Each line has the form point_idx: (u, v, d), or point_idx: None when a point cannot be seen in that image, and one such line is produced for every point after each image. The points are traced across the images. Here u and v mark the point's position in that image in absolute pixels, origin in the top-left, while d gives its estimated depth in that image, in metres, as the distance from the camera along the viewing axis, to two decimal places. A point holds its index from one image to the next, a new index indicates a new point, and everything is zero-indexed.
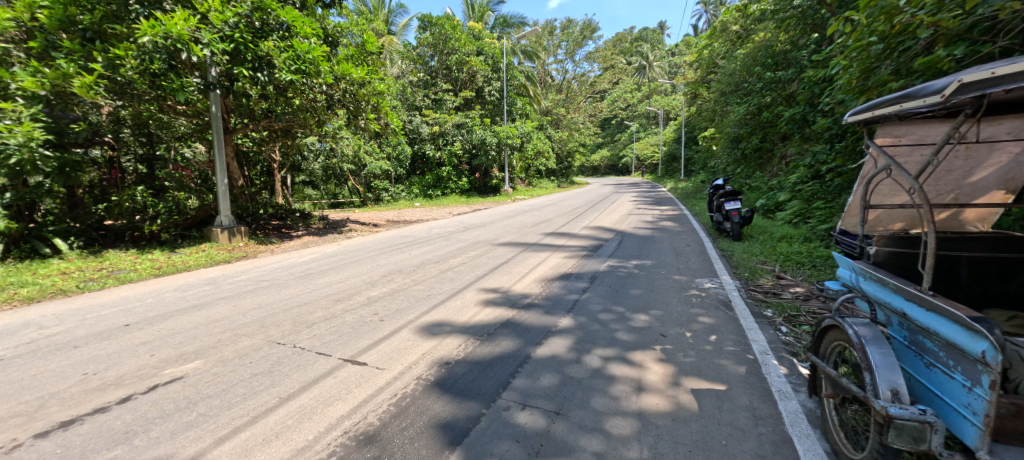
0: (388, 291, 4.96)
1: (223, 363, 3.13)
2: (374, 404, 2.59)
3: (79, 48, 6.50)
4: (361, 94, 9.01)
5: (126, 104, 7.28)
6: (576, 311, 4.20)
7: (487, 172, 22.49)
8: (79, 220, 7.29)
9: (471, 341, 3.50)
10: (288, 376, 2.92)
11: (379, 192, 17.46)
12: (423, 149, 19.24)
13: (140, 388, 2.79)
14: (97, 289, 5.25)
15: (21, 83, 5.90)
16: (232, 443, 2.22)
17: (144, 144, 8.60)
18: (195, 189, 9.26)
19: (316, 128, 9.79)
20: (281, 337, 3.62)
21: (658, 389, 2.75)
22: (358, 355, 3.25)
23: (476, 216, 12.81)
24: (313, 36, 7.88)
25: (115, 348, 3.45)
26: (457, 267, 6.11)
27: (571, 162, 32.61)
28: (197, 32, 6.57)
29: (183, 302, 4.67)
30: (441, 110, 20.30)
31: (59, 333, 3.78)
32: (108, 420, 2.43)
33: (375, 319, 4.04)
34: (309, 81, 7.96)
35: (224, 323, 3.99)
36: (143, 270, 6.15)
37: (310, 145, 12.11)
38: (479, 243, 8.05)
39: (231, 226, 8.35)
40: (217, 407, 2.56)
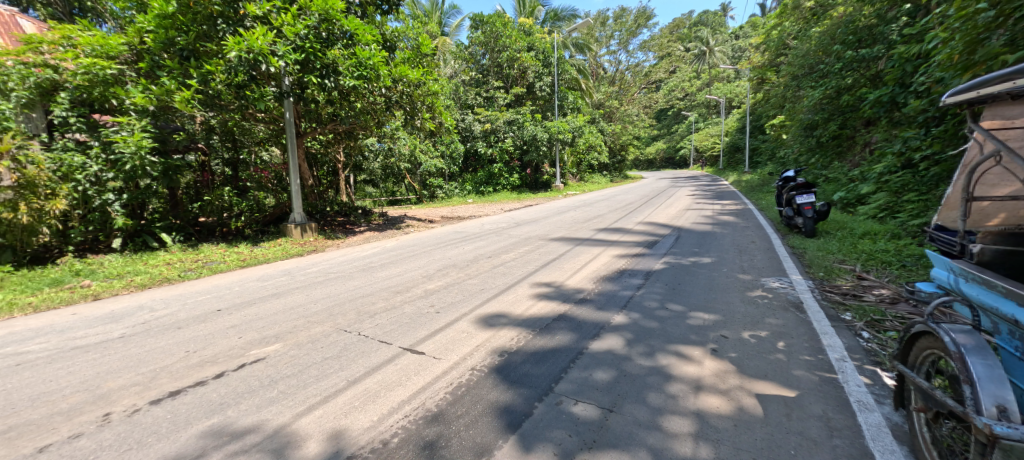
0: (444, 285, 5.14)
1: (299, 347, 3.42)
2: (432, 391, 2.71)
3: (179, 66, 7.39)
4: (417, 95, 9.43)
5: (216, 114, 8.08)
6: (629, 307, 4.12)
7: (538, 168, 22.41)
8: (180, 217, 8.22)
9: (526, 334, 3.55)
10: (352, 362, 3.12)
11: (433, 190, 18.03)
12: (475, 147, 19.68)
13: (231, 366, 3.12)
14: (194, 278, 5.92)
15: (134, 99, 6.82)
16: (309, 418, 2.45)
17: (230, 149, 9.21)
18: (272, 188, 9.94)
19: (377, 129, 10.27)
20: (347, 325, 3.88)
21: (718, 390, 2.64)
22: (416, 345, 3.41)
23: (529, 212, 12.85)
24: (373, 42, 8.29)
25: (209, 330, 3.86)
26: (509, 262, 6.19)
27: (625, 156, 31.59)
28: (273, 45, 7.19)
29: (264, 291, 5.14)
30: (492, 107, 20.57)
31: (166, 316, 4.31)
32: (206, 393, 2.74)
33: (431, 311, 4.20)
34: (371, 85, 8.42)
35: (298, 311, 4.33)
36: (230, 261, 6.86)
37: (370, 145, 12.81)
38: (532, 239, 8.12)
39: (303, 222, 9.00)
40: (294, 386, 2.80)
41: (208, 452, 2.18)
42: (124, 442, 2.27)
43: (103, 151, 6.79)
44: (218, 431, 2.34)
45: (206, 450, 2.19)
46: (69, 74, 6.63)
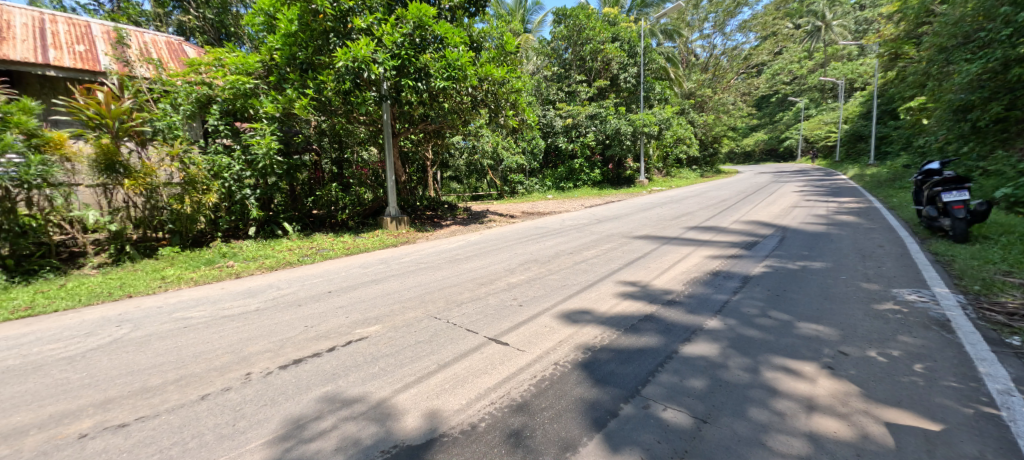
0: (527, 279, 5.21)
1: (395, 329, 3.70)
2: (517, 382, 2.76)
3: (299, 77, 8.33)
4: (501, 93, 9.63)
5: (327, 118, 9.05)
6: (725, 312, 3.81)
7: (621, 163, 21.66)
8: (298, 210, 9.38)
9: (611, 332, 3.46)
10: (442, 347, 3.30)
11: (514, 186, 18.27)
12: (556, 142, 19.58)
13: (339, 341, 3.49)
14: (309, 262, 6.73)
15: (266, 108, 7.91)
16: (405, 395, 2.64)
17: (337, 149, 10.07)
18: (371, 185, 10.67)
19: (463, 128, 10.69)
20: (437, 312, 4.12)
21: (836, 412, 2.34)
22: (500, 335, 3.50)
23: (611, 209, 12.49)
24: (462, 44, 8.60)
25: (321, 308, 4.36)
26: (592, 259, 6.08)
27: (719, 148, 28.99)
28: (374, 53, 7.83)
29: (365, 276, 5.66)
30: (574, 102, 20.26)
31: (288, 294, 4.95)
32: (320, 363, 3.10)
33: (515, 303, 4.29)
34: (459, 86, 8.77)
35: (394, 296, 4.70)
36: (337, 249, 7.64)
37: (456, 143, 13.36)
38: (614, 236, 7.89)
39: (397, 216, 9.71)
40: (392, 364, 3.04)
41: (324, 415, 2.48)
42: (260, 399, 2.67)
43: (243, 153, 7.95)
44: (332, 398, 2.64)
45: (322, 413, 2.49)
46: (219, 89, 7.85)
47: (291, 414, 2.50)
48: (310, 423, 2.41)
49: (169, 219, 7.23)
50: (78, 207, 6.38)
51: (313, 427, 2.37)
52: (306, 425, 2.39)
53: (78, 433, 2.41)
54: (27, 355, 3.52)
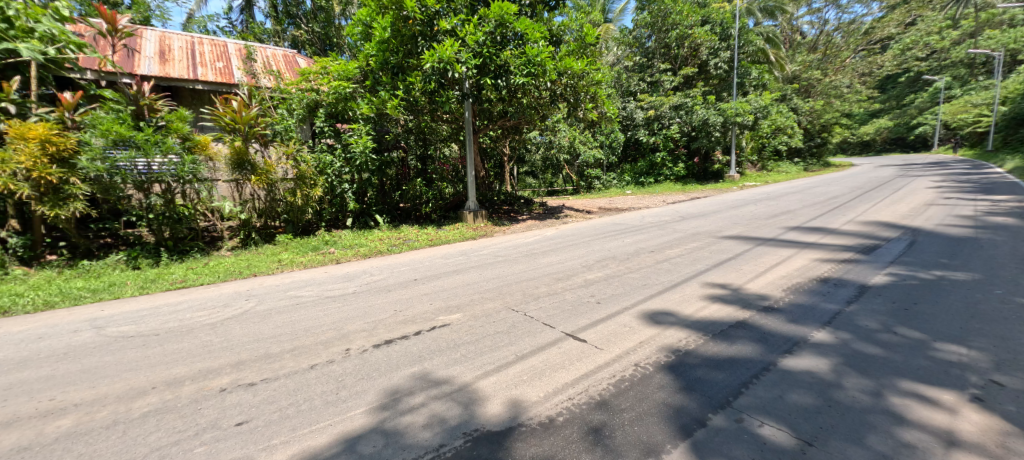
0: (605, 276, 5.08)
1: (475, 318, 3.83)
2: (595, 379, 2.70)
3: (391, 80, 8.95)
4: (581, 86, 9.45)
5: (414, 117, 9.58)
6: (836, 325, 3.38)
7: (709, 156, 20.17)
8: (386, 203, 9.83)
9: (698, 336, 3.24)
10: (520, 339, 3.34)
11: (591, 181, 17.87)
12: (636, 135, 18.78)
13: (424, 327, 3.70)
14: (397, 252, 7.23)
15: (362, 110, 8.64)
16: (485, 382, 2.72)
17: (421, 145, 10.32)
18: (451, 180, 10.89)
19: (541, 122, 10.69)
20: (515, 305, 4.19)
21: (986, 453, 1.96)
22: (579, 331, 3.45)
23: (697, 205, 11.70)
24: (541, 39, 8.60)
25: (408, 294, 4.65)
26: (675, 258, 5.74)
27: (829, 137, 25.07)
28: (458, 53, 8.12)
29: (447, 266, 5.92)
30: (658, 92, 19.22)
31: (380, 279, 5.36)
32: (408, 346, 3.31)
33: (592, 300, 4.20)
34: (537, 81, 8.76)
35: (473, 286, 4.86)
36: (422, 240, 8.10)
37: (533, 137, 13.41)
38: (701, 234, 7.39)
39: (476, 209, 10.01)
40: (472, 352, 3.15)
41: (414, 392, 2.66)
42: (358, 373, 2.93)
43: (343, 151, 8.76)
44: (420, 377, 2.82)
45: (412, 390, 2.68)
46: (324, 94, 8.72)
47: (385, 388, 2.71)
48: (402, 398, 2.60)
49: (284, 210, 8.15)
50: (217, 198, 7.49)
51: (405, 402, 2.56)
52: (398, 400, 2.59)
53: (219, 387, 2.84)
54: (181, 319, 4.22)
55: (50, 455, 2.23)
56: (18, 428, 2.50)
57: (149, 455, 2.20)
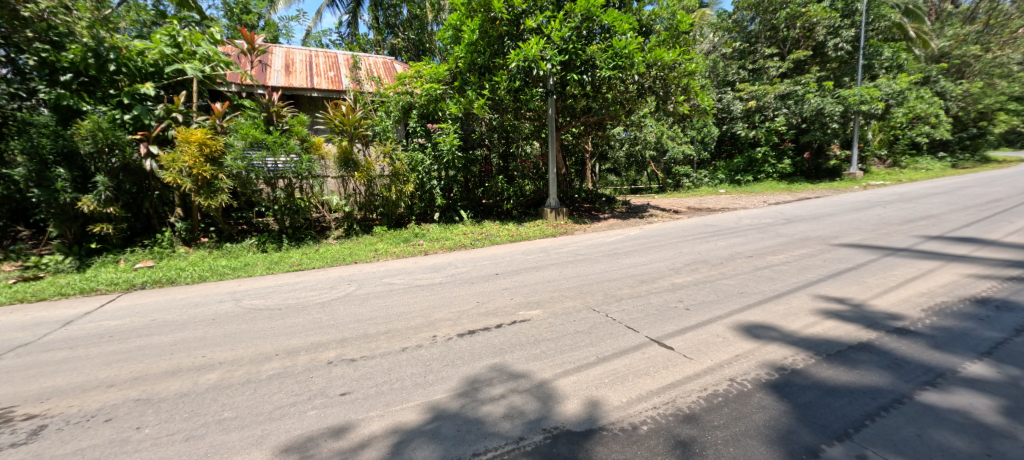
0: (695, 281, 4.74)
1: (555, 316, 3.82)
2: (683, 391, 2.54)
3: (478, 80, 9.21)
4: (672, 78, 8.94)
5: (498, 116, 9.78)
6: (997, 358, 2.79)
7: (821, 151, 17.86)
8: (470, 200, 10.18)
9: (807, 356, 2.89)
10: (601, 341, 3.25)
11: (679, 178, 16.52)
12: (733, 129, 17.23)
13: (505, 320, 3.77)
14: (479, 246, 7.49)
15: (451, 110, 9.08)
16: (565, 381, 2.69)
17: (503, 143, 10.50)
18: (532, 177, 10.91)
19: (626, 118, 10.29)
20: (596, 305, 4.09)
21: None
22: (665, 338, 3.27)
23: (804, 207, 10.44)
24: (630, 30, 8.30)
25: (490, 288, 4.78)
26: (778, 266, 5.18)
27: (992, 126, 20.44)
28: (543, 50, 8.13)
29: (527, 263, 5.97)
30: (761, 81, 17.39)
31: (463, 272, 5.58)
32: (489, 338, 3.40)
33: (680, 306, 3.95)
34: (624, 75, 8.44)
35: (553, 283, 4.85)
36: (503, 236, 8.28)
37: (617, 133, 12.98)
38: (810, 240, 6.57)
39: (557, 207, 9.97)
40: (552, 349, 3.14)
41: (494, 382, 2.72)
42: (444, 359, 3.08)
43: (433, 150, 9.30)
44: (500, 369, 2.89)
45: (493, 380, 2.75)
46: (417, 96, 9.29)
47: (467, 376, 2.82)
48: (483, 387, 2.68)
49: (380, 204, 8.81)
50: (327, 192, 8.36)
51: (485, 392, 2.63)
52: (480, 388, 2.66)
53: (326, 360, 3.17)
54: (297, 297, 4.79)
55: (203, 402, 2.67)
56: (180, 376, 3.03)
57: (271, 412, 2.53)
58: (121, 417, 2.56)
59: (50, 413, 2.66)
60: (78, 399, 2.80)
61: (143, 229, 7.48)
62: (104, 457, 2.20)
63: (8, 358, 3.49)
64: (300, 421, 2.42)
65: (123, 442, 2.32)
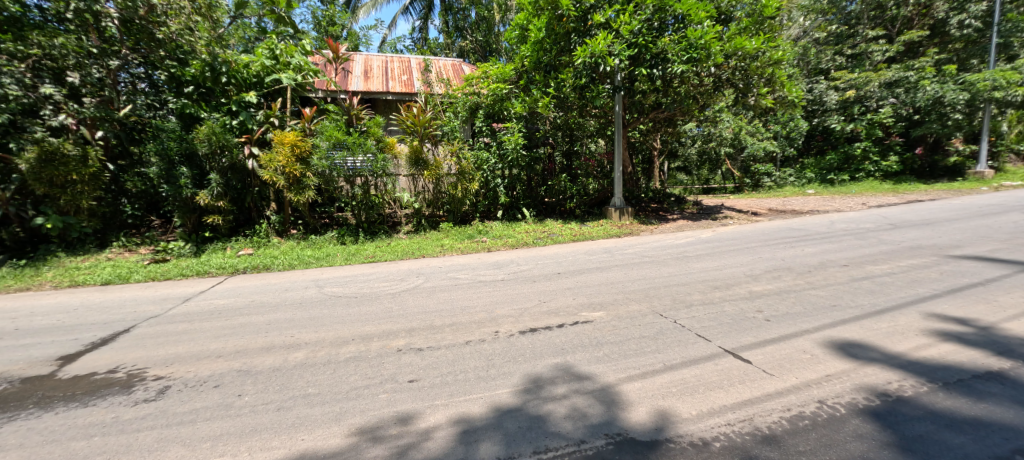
0: (776, 289, 4.35)
1: (619, 319, 3.70)
2: (762, 409, 2.33)
3: (544, 78, 9.19)
4: (754, 68, 8.29)
5: (563, 113, 9.69)
6: None
7: (936, 146, 15.55)
8: (533, 198, 10.18)
9: (917, 383, 2.52)
10: (669, 348, 3.10)
11: (759, 177, 15.19)
12: (826, 123, 15.40)
13: (567, 320, 3.72)
14: (542, 244, 7.48)
15: (516, 109, 9.21)
16: (629, 387, 2.59)
17: (568, 141, 10.37)
18: (597, 176, 10.61)
19: (700, 113, 9.72)
20: (663, 310, 3.90)
21: None
22: (741, 349, 3.04)
23: (913, 212, 9.16)
24: (706, 19, 7.86)
25: (552, 287, 4.75)
26: (878, 277, 4.60)
27: None
28: (611, 46, 7.91)
29: (590, 263, 5.85)
30: (863, 67, 15.46)
31: (525, 270, 5.59)
32: (551, 337, 3.37)
33: (759, 316, 3.64)
34: (699, 67, 7.97)
35: (618, 285, 4.70)
36: (565, 235, 8.19)
37: (689, 129, 12.29)
38: (920, 249, 5.76)
39: (622, 206, 9.66)
40: (615, 353, 3.05)
41: (557, 382, 2.70)
42: (506, 354, 3.11)
43: (497, 148, 9.48)
44: (563, 369, 2.85)
45: (556, 379, 2.73)
46: (484, 96, 9.47)
47: (530, 373, 2.82)
48: (546, 386, 2.67)
49: (447, 201, 9.09)
50: (398, 190, 8.81)
51: (548, 390, 2.61)
52: (542, 386, 2.65)
53: (397, 347, 3.34)
54: (371, 287, 5.10)
55: (292, 377, 2.94)
56: (273, 353, 3.35)
57: (348, 391, 2.71)
58: (226, 384, 2.89)
59: (173, 375, 3.07)
60: (194, 366, 3.20)
61: (245, 221, 8.32)
62: (213, 418, 2.49)
63: (142, 327, 4.08)
64: (373, 402, 2.57)
65: (228, 407, 2.61)
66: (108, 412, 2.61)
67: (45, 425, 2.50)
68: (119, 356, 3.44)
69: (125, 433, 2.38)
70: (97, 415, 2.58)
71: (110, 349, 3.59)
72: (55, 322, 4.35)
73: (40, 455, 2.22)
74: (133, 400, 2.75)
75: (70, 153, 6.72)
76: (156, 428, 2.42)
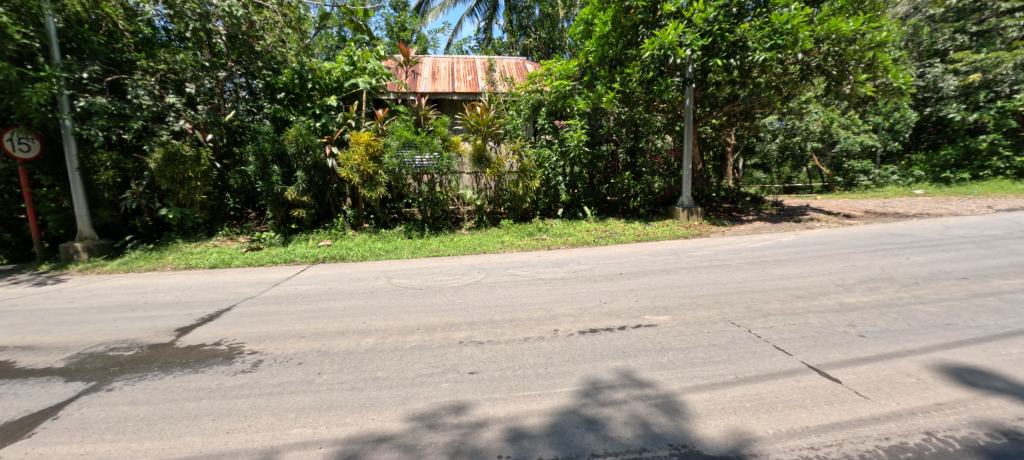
0: (873, 303, 3.85)
1: (686, 324, 3.48)
2: (854, 434, 2.06)
3: (609, 74, 8.93)
4: (850, 53, 7.43)
5: (628, 109, 9.37)
6: None
7: None
8: (594, 196, 9.93)
9: None
10: (742, 359, 2.85)
11: (854, 176, 13.46)
12: (942, 112, 13.28)
13: (630, 323, 3.57)
14: (603, 244, 7.27)
15: (579, 106, 9.07)
16: (696, 397, 2.42)
17: (632, 138, 9.99)
18: (664, 174, 10.10)
19: (783, 105, 8.92)
20: (736, 318, 3.60)
21: None
22: (828, 366, 2.72)
23: None
24: (793, 2, 7.22)
25: (613, 288, 4.58)
26: (1007, 294, 3.90)
27: None
28: (682, 36, 7.48)
29: (655, 264, 5.57)
30: (995, 45, 13.20)
31: (586, 269, 5.46)
32: (612, 339, 3.25)
33: (851, 331, 3.24)
34: (784, 54, 7.33)
35: (685, 289, 4.43)
36: (628, 234, 7.89)
37: (770, 122, 11.33)
38: None
39: (690, 206, 9.12)
40: (682, 360, 2.86)
41: (616, 387, 2.58)
42: (565, 354, 3.05)
43: (559, 145, 9.37)
44: (622, 374, 2.73)
45: (614, 384, 2.61)
46: (546, 93, 9.38)
47: (586, 375, 2.72)
48: (604, 390, 2.56)
49: (508, 199, 9.14)
50: (462, 187, 9.02)
51: (606, 395, 2.50)
52: (600, 390, 2.55)
53: (458, 339, 3.40)
54: (435, 280, 5.26)
55: (364, 360, 3.10)
56: (348, 337, 3.56)
57: (413, 378, 2.80)
58: (308, 362, 3.11)
59: (265, 350, 3.37)
60: (282, 344, 3.49)
61: (325, 214, 8.97)
62: (295, 392, 2.68)
63: (240, 307, 4.54)
64: (436, 390, 2.62)
65: (309, 383, 2.80)
66: (215, 379, 2.92)
67: (167, 385, 2.85)
68: (222, 330, 3.85)
69: (227, 398, 2.65)
70: (205, 380, 2.90)
71: (215, 324, 4.02)
72: (175, 297, 5.00)
73: (163, 410, 2.52)
74: (233, 370, 3.05)
75: (187, 154, 7.66)
76: (251, 396, 2.66)
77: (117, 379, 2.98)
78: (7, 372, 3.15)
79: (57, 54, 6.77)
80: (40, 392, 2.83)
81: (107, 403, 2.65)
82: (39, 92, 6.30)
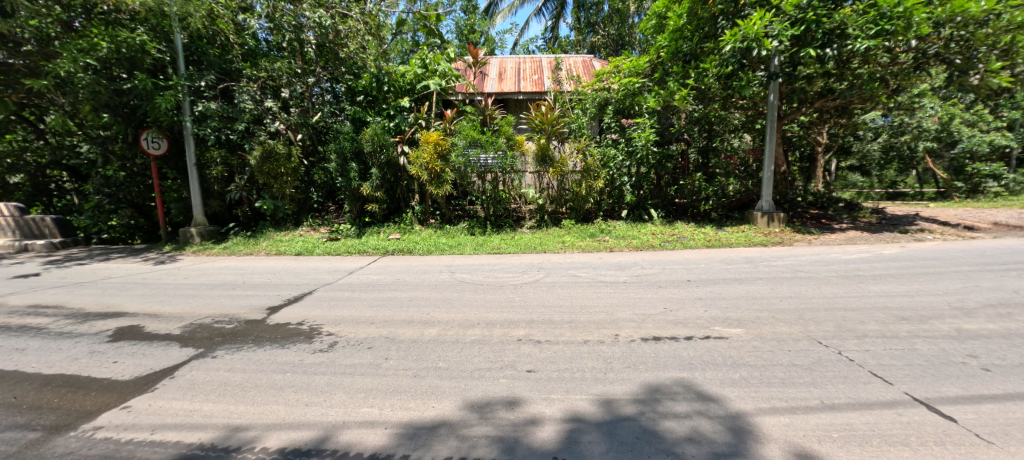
0: (1001, 332, 3.27)
1: (762, 340, 3.19)
2: None
3: (682, 70, 8.49)
4: (980, 37, 6.41)
5: (702, 107, 8.84)
6: None
7: None
8: (661, 198, 9.48)
9: None
10: (829, 383, 2.56)
11: (979, 181, 11.45)
12: None
13: (698, 333, 3.35)
14: (669, 248, 6.93)
15: (648, 103, 8.70)
16: (772, 420, 2.21)
17: (705, 137, 9.42)
18: (740, 176, 9.39)
19: (888, 98, 7.92)
20: (823, 337, 3.25)
21: None
22: (937, 401, 2.35)
23: None
24: None
25: (680, 295, 4.34)
26: None
27: None
28: (769, 26, 6.87)
29: (728, 273, 5.19)
30: None
31: (651, 274, 5.22)
32: (678, 349, 3.07)
33: (969, 363, 2.78)
34: (893, 41, 6.58)
35: (763, 302, 4.08)
36: (698, 240, 7.44)
37: (870, 120, 10.12)
38: None
39: (771, 211, 8.36)
40: (756, 379, 2.63)
41: (674, 399, 2.44)
42: (626, 360, 2.93)
43: (625, 145, 9.08)
44: (680, 386, 2.58)
45: (674, 396, 2.46)
46: (614, 91, 9.10)
47: (642, 384, 2.60)
48: (662, 401, 2.43)
49: (570, 199, 9.00)
50: (524, 186, 9.03)
51: (667, 406, 2.37)
52: (659, 401, 2.42)
53: (517, 336, 3.41)
54: (496, 277, 5.32)
55: (427, 349, 3.21)
56: (413, 326, 3.71)
57: (472, 371, 2.84)
58: (377, 347, 3.28)
59: (340, 333, 3.62)
60: (354, 328, 3.72)
61: (395, 210, 9.42)
62: (365, 374, 2.84)
63: (320, 291, 4.91)
64: (494, 385, 2.64)
65: (377, 367, 2.96)
66: (298, 355, 3.18)
67: (258, 357, 3.15)
68: (303, 312, 4.19)
69: (307, 374, 2.87)
70: (289, 356, 3.17)
71: (299, 306, 4.38)
72: (266, 279, 5.54)
73: (254, 379, 2.80)
74: (313, 349, 3.30)
75: (280, 152, 8.43)
76: (327, 374, 2.85)
77: (219, 348, 3.34)
78: (136, 334, 3.67)
79: (181, 65, 7.73)
80: (161, 353, 3.26)
81: (211, 368, 2.99)
82: (167, 98, 7.22)
